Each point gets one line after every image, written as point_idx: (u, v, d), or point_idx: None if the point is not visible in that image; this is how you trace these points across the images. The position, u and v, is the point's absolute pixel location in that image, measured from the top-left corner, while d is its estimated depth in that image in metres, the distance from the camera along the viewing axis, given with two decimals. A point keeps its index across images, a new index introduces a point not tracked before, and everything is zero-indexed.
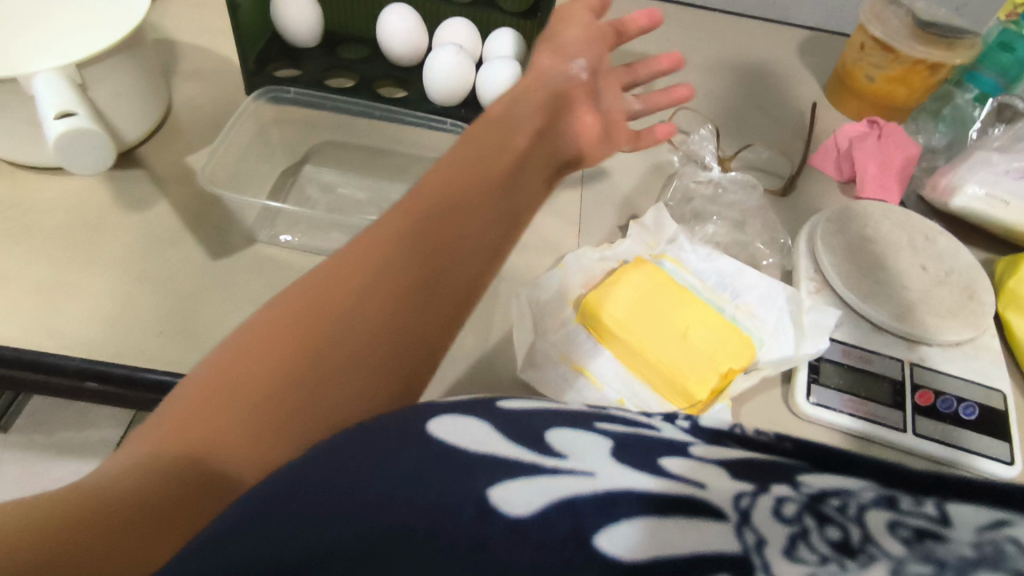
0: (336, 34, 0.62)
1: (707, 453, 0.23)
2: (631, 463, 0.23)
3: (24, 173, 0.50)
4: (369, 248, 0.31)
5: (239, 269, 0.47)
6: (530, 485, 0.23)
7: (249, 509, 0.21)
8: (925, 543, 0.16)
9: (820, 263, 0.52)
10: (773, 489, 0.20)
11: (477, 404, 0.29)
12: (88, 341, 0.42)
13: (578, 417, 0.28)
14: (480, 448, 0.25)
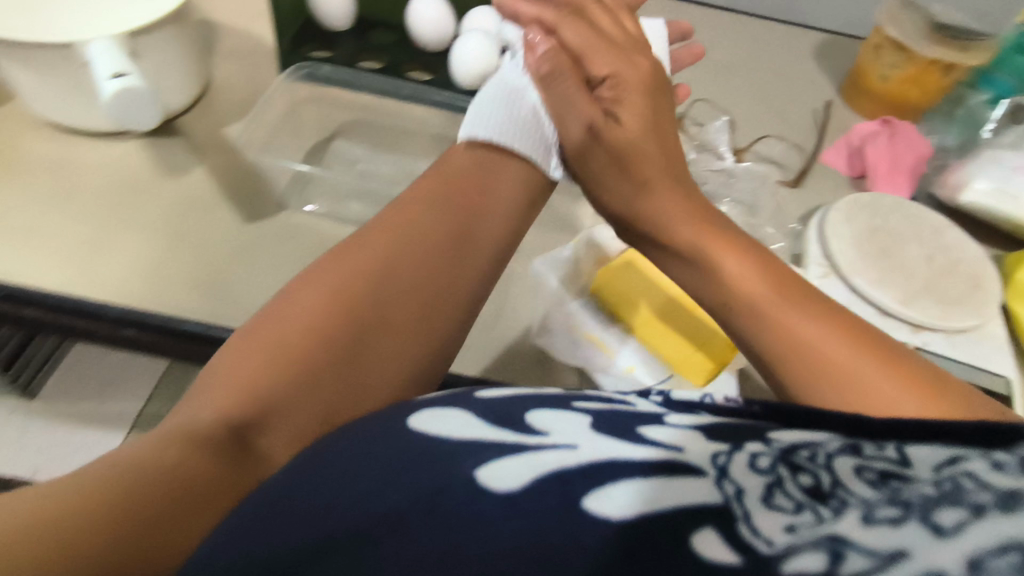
0: (366, 19, 0.65)
1: (681, 421, 0.27)
2: (613, 435, 0.25)
3: (72, 138, 0.53)
4: (386, 234, 0.36)
5: (271, 233, 0.50)
6: (514, 460, 0.24)
7: (272, 496, 0.24)
8: (888, 483, 0.21)
9: (829, 249, 0.53)
10: (749, 449, 0.24)
11: (458, 394, 0.30)
12: (129, 292, 0.45)
13: (554, 397, 0.30)
14: (464, 433, 0.26)
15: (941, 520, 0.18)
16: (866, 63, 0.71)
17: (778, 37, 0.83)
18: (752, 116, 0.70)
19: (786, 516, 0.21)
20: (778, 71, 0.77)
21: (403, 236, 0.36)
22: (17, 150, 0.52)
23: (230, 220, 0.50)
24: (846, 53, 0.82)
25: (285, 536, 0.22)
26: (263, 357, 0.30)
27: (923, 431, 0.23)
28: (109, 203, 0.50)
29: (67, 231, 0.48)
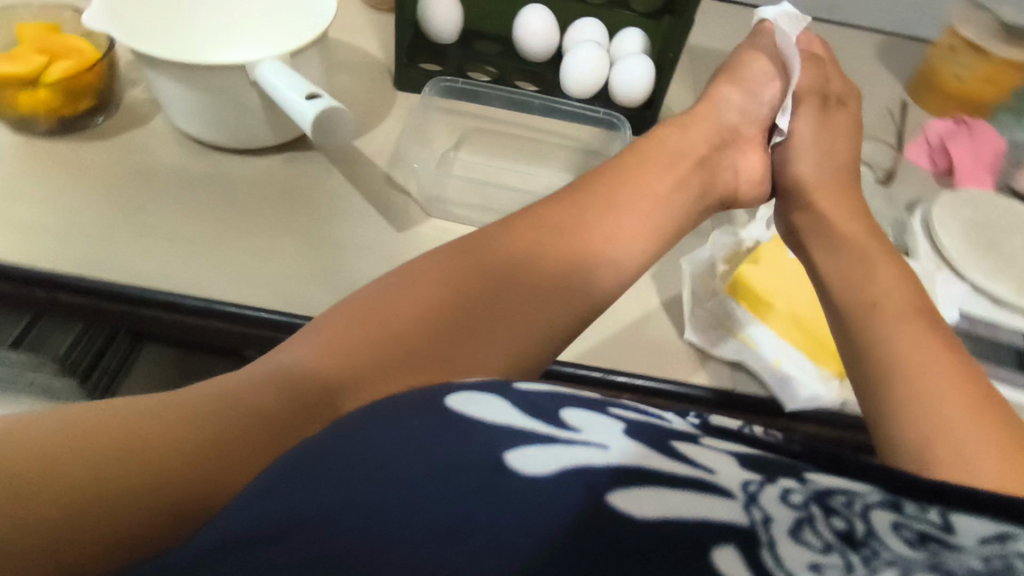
0: (472, 31, 0.67)
1: (717, 444, 0.25)
2: (646, 443, 0.24)
3: (220, 154, 0.56)
4: (522, 234, 0.39)
5: (420, 240, 0.52)
6: (544, 450, 0.23)
7: (279, 478, 0.23)
8: (929, 545, 0.20)
9: (938, 242, 0.56)
10: (779, 481, 0.22)
11: (496, 384, 0.27)
12: (305, 300, 0.48)
13: (589, 398, 0.28)
14: (499, 418, 0.24)
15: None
16: (937, 63, 0.74)
17: (842, 39, 0.86)
18: None
19: (811, 553, 0.20)
20: (850, 72, 0.81)
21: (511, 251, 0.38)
22: (168, 167, 0.54)
23: (380, 229, 0.53)
24: (908, 54, 0.85)
25: (319, 500, 0.22)
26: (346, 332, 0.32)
27: (987, 501, 0.21)
28: (263, 215, 0.52)
29: (231, 243, 0.50)
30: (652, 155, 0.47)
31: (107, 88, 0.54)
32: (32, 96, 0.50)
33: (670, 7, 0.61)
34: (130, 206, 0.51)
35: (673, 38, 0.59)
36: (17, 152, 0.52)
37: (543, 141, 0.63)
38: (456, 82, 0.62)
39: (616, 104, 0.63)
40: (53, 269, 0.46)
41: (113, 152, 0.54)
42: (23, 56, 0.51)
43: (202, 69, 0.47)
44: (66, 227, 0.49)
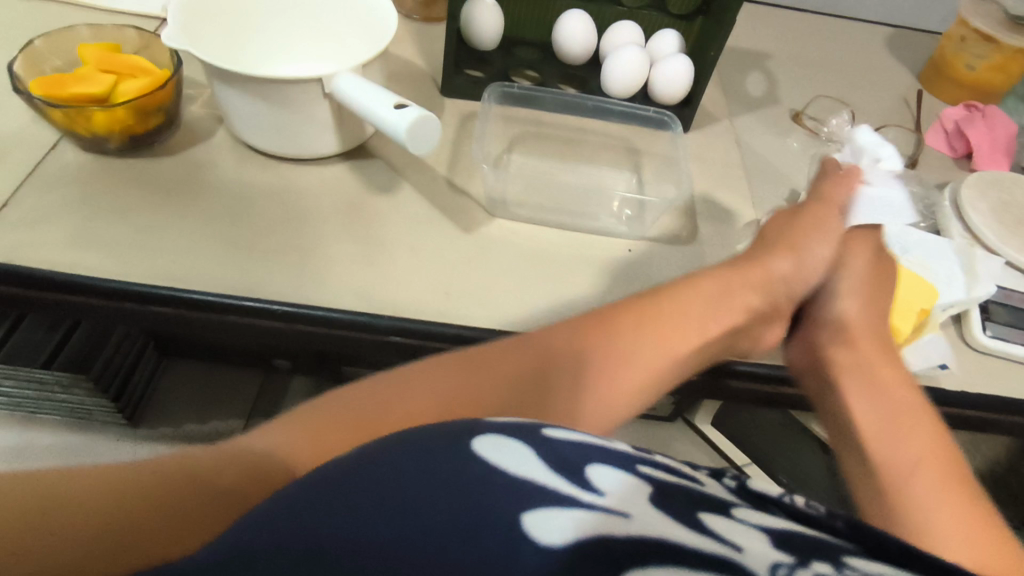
0: (511, 38, 0.69)
1: (750, 518, 0.26)
2: (667, 513, 0.25)
3: (283, 164, 0.57)
4: (553, 338, 0.41)
5: (487, 241, 0.54)
6: (562, 514, 0.25)
7: (301, 501, 0.25)
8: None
9: (970, 223, 0.59)
10: (813, 566, 0.23)
11: (525, 429, 0.28)
12: (387, 301, 0.49)
13: (619, 452, 0.28)
14: (522, 472, 0.26)
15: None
16: (949, 53, 0.78)
17: (853, 32, 0.89)
18: (856, 107, 0.76)
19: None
20: (864, 64, 0.84)
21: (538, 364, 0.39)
22: (234, 178, 0.55)
23: (447, 231, 0.54)
24: (915, 46, 0.89)
25: (332, 528, 0.24)
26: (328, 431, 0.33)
27: None
28: (332, 222, 0.53)
29: (306, 250, 0.51)
30: (686, 307, 0.45)
31: (175, 108, 0.56)
32: (109, 115, 0.51)
33: (704, 8, 0.64)
34: (203, 218, 0.52)
35: (710, 37, 0.63)
36: (88, 170, 0.53)
37: (591, 141, 0.65)
38: (511, 88, 0.64)
39: (657, 102, 0.66)
40: (137, 283, 0.46)
41: (179, 167, 0.55)
42: (96, 77, 0.54)
43: (277, 83, 0.48)
44: (144, 241, 0.49)
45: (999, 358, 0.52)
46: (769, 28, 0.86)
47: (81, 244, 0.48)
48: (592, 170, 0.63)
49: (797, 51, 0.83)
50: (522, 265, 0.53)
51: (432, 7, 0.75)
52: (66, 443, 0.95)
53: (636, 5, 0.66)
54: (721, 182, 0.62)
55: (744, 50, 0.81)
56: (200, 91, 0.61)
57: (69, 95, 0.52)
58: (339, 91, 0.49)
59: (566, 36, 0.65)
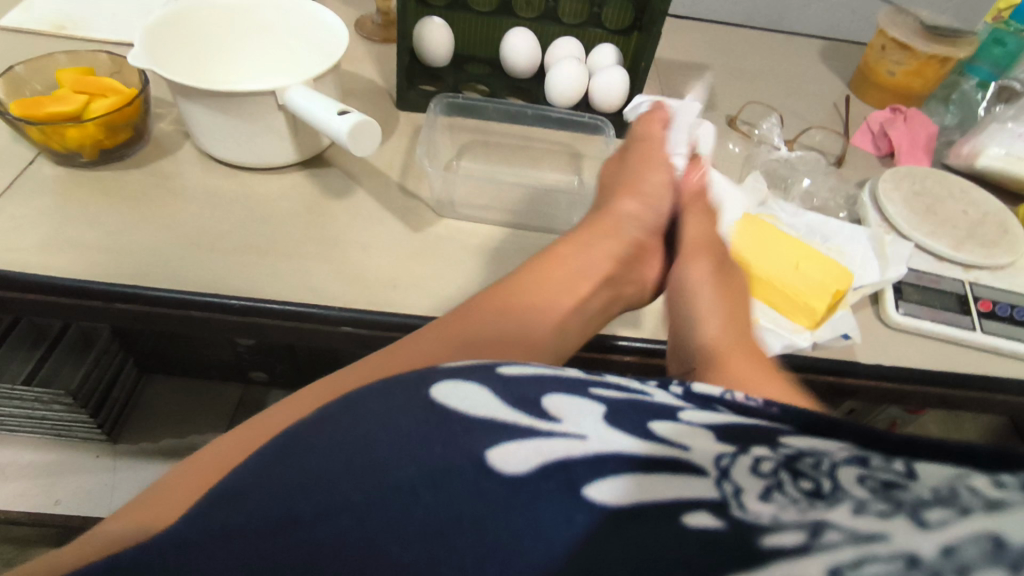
0: (462, 55, 0.75)
1: (695, 419, 0.30)
2: (620, 427, 0.29)
3: (245, 173, 0.61)
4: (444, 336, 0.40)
5: (436, 238, 0.58)
6: (525, 444, 0.28)
7: (272, 469, 0.28)
8: (888, 491, 0.23)
9: (885, 212, 0.64)
10: (754, 453, 0.27)
11: (481, 372, 0.32)
12: (340, 295, 0.52)
13: (573, 382, 0.33)
14: (480, 411, 0.29)
15: (927, 517, 0.21)
16: (873, 61, 0.84)
17: (788, 44, 0.95)
18: (789, 112, 0.82)
19: (778, 508, 0.24)
20: (799, 73, 0.90)
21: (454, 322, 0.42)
22: (199, 187, 0.59)
23: (398, 231, 0.59)
24: (847, 56, 0.95)
25: (307, 498, 0.26)
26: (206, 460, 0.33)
27: (934, 449, 0.25)
28: (290, 225, 0.57)
29: (268, 250, 0.55)
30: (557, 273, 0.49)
31: (143, 123, 0.60)
32: (81, 130, 0.55)
33: (639, 24, 0.69)
34: (170, 223, 0.56)
35: (643, 50, 0.68)
36: (62, 182, 0.57)
37: (538, 148, 0.70)
38: (457, 99, 0.69)
39: (596, 109, 0.71)
40: (107, 282, 0.50)
41: (148, 178, 0.59)
42: (70, 97, 0.58)
43: (236, 96, 0.53)
44: (114, 245, 0.53)
45: (909, 334, 0.56)
46: (710, 43, 0.92)
47: (52, 248, 0.52)
48: (536, 174, 0.68)
49: (735, 62, 0.89)
50: (469, 260, 0.57)
51: (390, 29, 0.80)
52: (48, 462, 0.95)
53: (576, 22, 0.72)
54: None
55: (684, 62, 0.87)
56: (169, 109, 0.66)
57: (45, 113, 0.55)
58: (290, 102, 0.53)
59: (511, 52, 0.70)
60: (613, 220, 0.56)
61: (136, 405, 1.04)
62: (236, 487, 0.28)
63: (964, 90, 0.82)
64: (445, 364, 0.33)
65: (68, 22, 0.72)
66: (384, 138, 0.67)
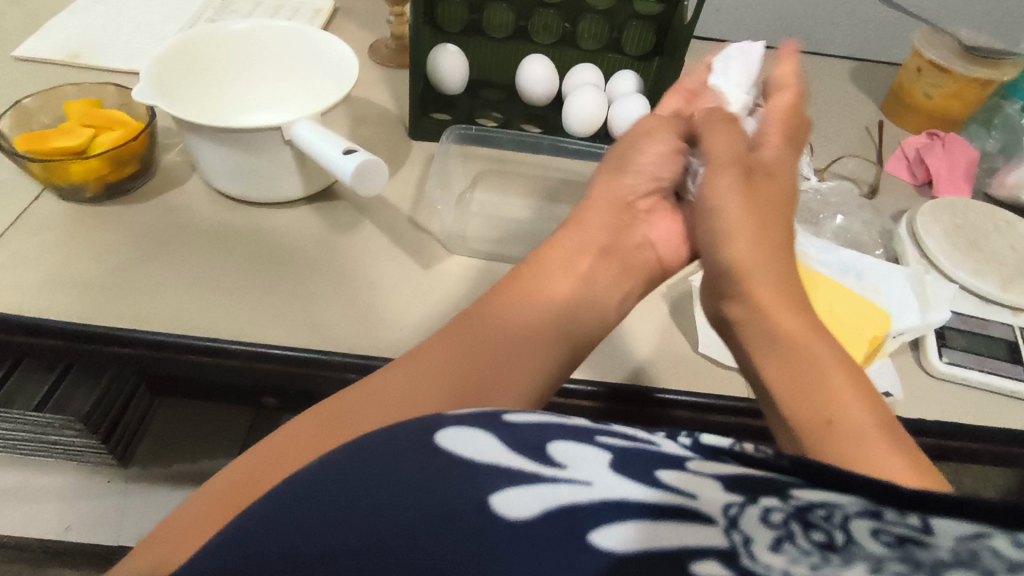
0: (477, 82, 0.73)
1: (703, 468, 0.24)
2: (626, 474, 0.24)
3: (252, 208, 0.59)
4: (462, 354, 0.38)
5: (447, 277, 0.56)
6: (529, 489, 0.24)
7: (270, 509, 0.25)
8: (906, 548, 0.18)
9: (925, 248, 0.60)
10: (760, 501, 0.21)
11: (487, 415, 0.28)
12: (346, 338, 0.50)
13: (579, 426, 0.28)
14: (486, 457, 0.25)
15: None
16: (907, 83, 0.80)
17: (817, 63, 0.92)
18: (818, 137, 0.78)
19: (788, 561, 0.20)
20: (828, 95, 0.86)
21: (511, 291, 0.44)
22: (203, 221, 0.58)
23: (408, 269, 0.56)
24: (880, 76, 0.91)
25: (310, 537, 0.24)
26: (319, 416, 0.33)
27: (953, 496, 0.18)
28: (295, 262, 0.55)
29: (271, 289, 0.53)
30: (560, 270, 0.46)
31: (149, 156, 0.59)
32: (84, 166, 0.54)
33: (660, 49, 0.67)
34: (174, 260, 0.54)
35: (665, 78, 0.65)
36: (67, 217, 0.56)
37: (554, 180, 0.68)
38: (469, 130, 0.66)
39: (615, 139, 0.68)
40: (108, 326, 0.48)
41: (153, 212, 0.58)
42: (76, 131, 0.57)
43: (240, 132, 0.51)
44: (117, 284, 0.51)
45: (955, 385, 0.52)
46: None
47: (52, 288, 0.50)
48: (551, 206, 0.65)
49: None
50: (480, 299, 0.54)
51: (404, 54, 0.79)
52: (59, 486, 0.93)
53: (595, 47, 0.69)
54: None
55: None
56: (178, 140, 0.65)
57: (49, 149, 0.54)
58: (296, 136, 0.51)
59: (528, 78, 0.68)
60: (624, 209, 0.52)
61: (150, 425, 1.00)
62: (233, 536, 0.25)
63: (1008, 113, 0.76)
64: (451, 411, 0.29)
65: (82, 50, 0.71)
66: (395, 169, 0.65)
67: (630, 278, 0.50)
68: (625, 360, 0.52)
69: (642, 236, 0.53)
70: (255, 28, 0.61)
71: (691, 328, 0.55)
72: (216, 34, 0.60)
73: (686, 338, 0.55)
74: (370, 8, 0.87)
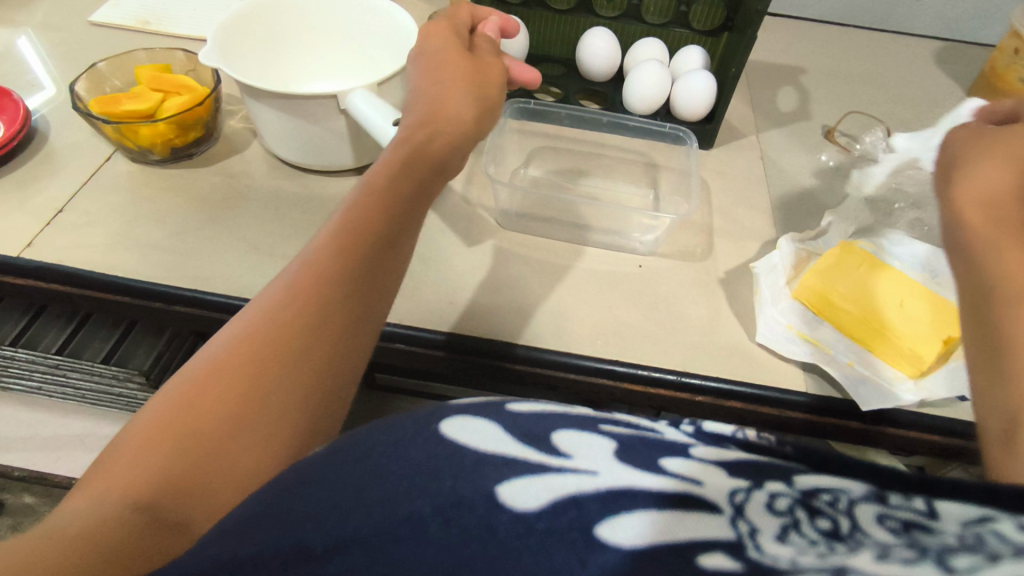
0: (539, 55, 0.71)
1: (709, 455, 0.21)
2: (631, 463, 0.21)
3: (312, 177, 0.60)
4: (343, 239, 0.34)
5: (497, 254, 0.55)
6: (539, 479, 0.21)
7: (264, 508, 0.23)
8: (912, 535, 0.18)
9: None
10: (767, 485, 0.20)
11: (488, 404, 0.26)
12: (397, 310, 0.50)
13: (581, 415, 0.25)
14: (490, 446, 0.23)
15: (954, 564, 0.17)
16: (1002, 66, 0.73)
17: (894, 46, 0.87)
18: (895, 122, 0.74)
19: (795, 552, 0.18)
20: (907, 78, 0.81)
21: (370, 214, 0.36)
22: (264, 187, 0.59)
23: (453, 245, 0.56)
24: (965, 60, 0.85)
25: (318, 523, 0.21)
26: (197, 400, 0.29)
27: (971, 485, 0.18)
28: None
29: None
30: (424, 150, 0.40)
31: (213, 121, 0.60)
32: (153, 129, 0.55)
33: (730, 24, 0.63)
34: (233, 222, 0.55)
35: (733, 55, 0.62)
36: (136, 179, 0.58)
37: (609, 156, 0.67)
38: (527, 104, 0.67)
39: (677, 118, 0.66)
40: (168, 285, 0.49)
41: (216, 176, 0.59)
42: (145, 95, 0.58)
43: (298, 99, 0.51)
44: (179, 244, 0.53)
45: None
46: (804, 45, 0.85)
47: (120, 245, 0.52)
48: (607, 187, 0.64)
49: (832, 67, 0.82)
50: (531, 278, 0.54)
51: None
52: None
53: (661, 21, 0.67)
54: (738, 201, 0.63)
55: (776, 66, 0.81)
56: (241, 107, 0.66)
57: (119, 111, 0.56)
58: (351, 106, 0.51)
59: (634, 78, 0.64)
60: (477, 75, 0.44)
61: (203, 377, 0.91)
62: (236, 524, 0.22)
63: None
64: (451, 401, 0.27)
65: (154, 18, 0.73)
66: None
67: (465, 144, 0.43)
68: (674, 344, 0.50)
69: (468, 98, 0.43)
70: None
71: (748, 317, 0.53)
72: (279, 2, 0.60)
73: (741, 326, 0.52)
74: None
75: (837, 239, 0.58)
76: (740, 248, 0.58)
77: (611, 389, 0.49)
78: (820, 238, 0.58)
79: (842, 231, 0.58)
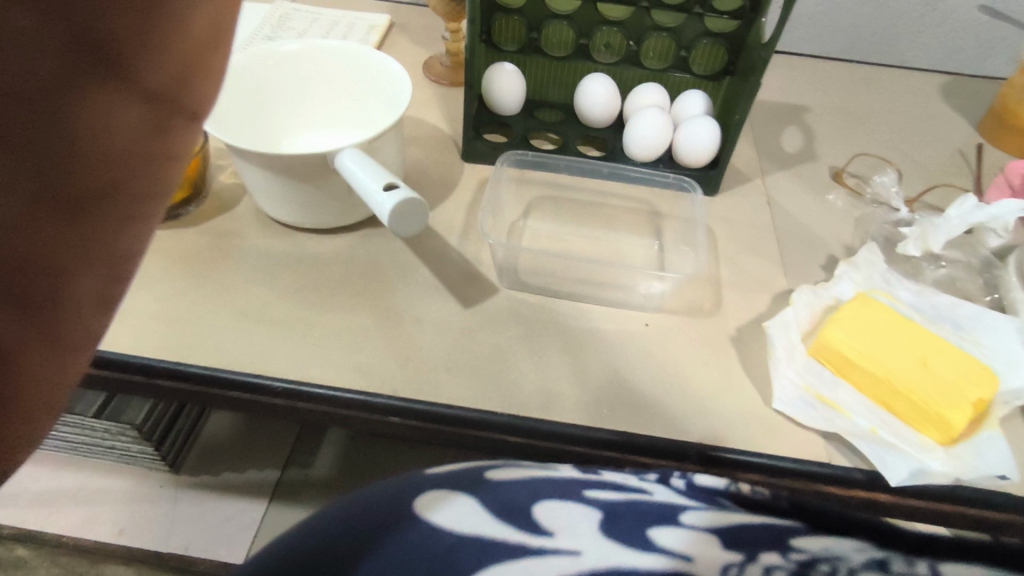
0: (536, 101, 0.70)
1: (698, 521, 0.28)
2: (619, 539, 0.27)
3: (303, 235, 0.58)
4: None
5: (496, 316, 0.53)
6: (518, 564, 0.27)
7: None
8: None
9: None
10: (760, 559, 0.27)
11: (468, 476, 0.30)
12: (392, 381, 0.47)
13: (566, 478, 0.30)
14: (478, 529, 0.28)
15: None
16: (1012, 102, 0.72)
17: (898, 80, 0.85)
18: (904, 160, 0.72)
19: None
20: (913, 113, 0.79)
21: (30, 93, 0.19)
22: (253, 247, 0.57)
23: (450, 307, 0.53)
24: (969, 93, 0.84)
25: None
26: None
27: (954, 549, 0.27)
28: (342, 292, 0.54)
29: (312, 324, 0.51)
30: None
31: (201, 178, 0.60)
32: None
33: (733, 68, 0.62)
34: (220, 286, 0.53)
35: (738, 100, 0.60)
36: None
37: (611, 206, 0.65)
38: (526, 155, 0.64)
39: (680, 165, 0.64)
40: (157, 359, 0.47)
41: (204, 236, 0.57)
42: None
43: (288, 161, 0.49)
44: (164, 313, 0.50)
45: None
46: (806, 81, 0.84)
47: None
48: (611, 238, 0.62)
49: (836, 103, 0.80)
50: (533, 339, 0.51)
51: (460, 71, 0.76)
52: (111, 489, 0.83)
53: (661, 66, 0.65)
54: (747, 250, 0.60)
55: (779, 104, 0.79)
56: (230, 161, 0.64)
57: None
58: (340, 166, 0.49)
59: (636, 127, 0.62)
60: None
61: (202, 429, 0.88)
62: None
63: None
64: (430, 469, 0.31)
65: None
66: (447, 192, 0.63)
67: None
68: (687, 409, 0.47)
69: None
70: (308, 49, 0.60)
71: (763, 379, 0.50)
72: (268, 57, 0.58)
73: (756, 389, 0.49)
74: (426, 24, 0.86)
75: (851, 289, 0.55)
76: (751, 301, 0.56)
77: (622, 462, 0.46)
78: (834, 288, 0.55)
79: (856, 280, 0.55)
